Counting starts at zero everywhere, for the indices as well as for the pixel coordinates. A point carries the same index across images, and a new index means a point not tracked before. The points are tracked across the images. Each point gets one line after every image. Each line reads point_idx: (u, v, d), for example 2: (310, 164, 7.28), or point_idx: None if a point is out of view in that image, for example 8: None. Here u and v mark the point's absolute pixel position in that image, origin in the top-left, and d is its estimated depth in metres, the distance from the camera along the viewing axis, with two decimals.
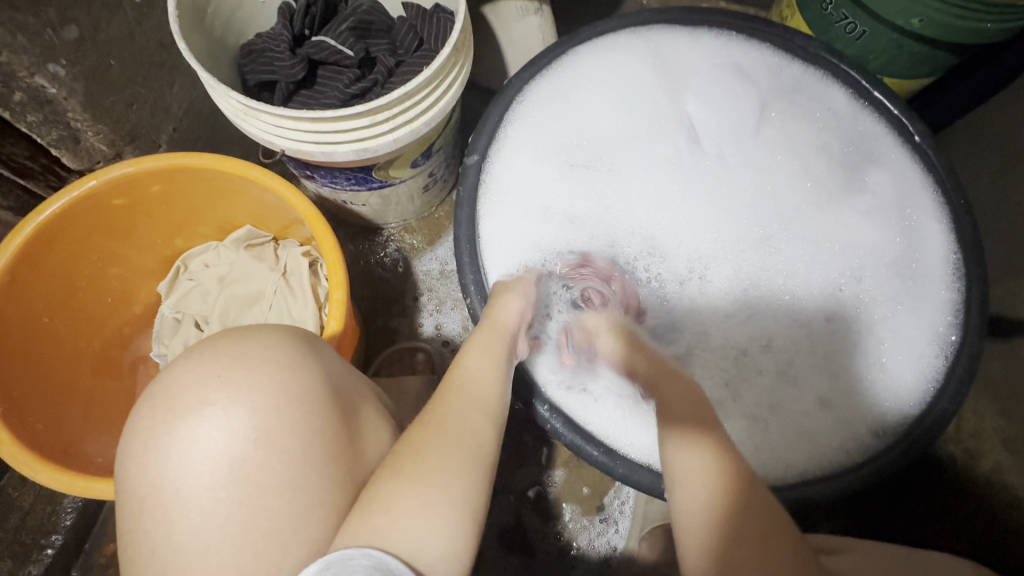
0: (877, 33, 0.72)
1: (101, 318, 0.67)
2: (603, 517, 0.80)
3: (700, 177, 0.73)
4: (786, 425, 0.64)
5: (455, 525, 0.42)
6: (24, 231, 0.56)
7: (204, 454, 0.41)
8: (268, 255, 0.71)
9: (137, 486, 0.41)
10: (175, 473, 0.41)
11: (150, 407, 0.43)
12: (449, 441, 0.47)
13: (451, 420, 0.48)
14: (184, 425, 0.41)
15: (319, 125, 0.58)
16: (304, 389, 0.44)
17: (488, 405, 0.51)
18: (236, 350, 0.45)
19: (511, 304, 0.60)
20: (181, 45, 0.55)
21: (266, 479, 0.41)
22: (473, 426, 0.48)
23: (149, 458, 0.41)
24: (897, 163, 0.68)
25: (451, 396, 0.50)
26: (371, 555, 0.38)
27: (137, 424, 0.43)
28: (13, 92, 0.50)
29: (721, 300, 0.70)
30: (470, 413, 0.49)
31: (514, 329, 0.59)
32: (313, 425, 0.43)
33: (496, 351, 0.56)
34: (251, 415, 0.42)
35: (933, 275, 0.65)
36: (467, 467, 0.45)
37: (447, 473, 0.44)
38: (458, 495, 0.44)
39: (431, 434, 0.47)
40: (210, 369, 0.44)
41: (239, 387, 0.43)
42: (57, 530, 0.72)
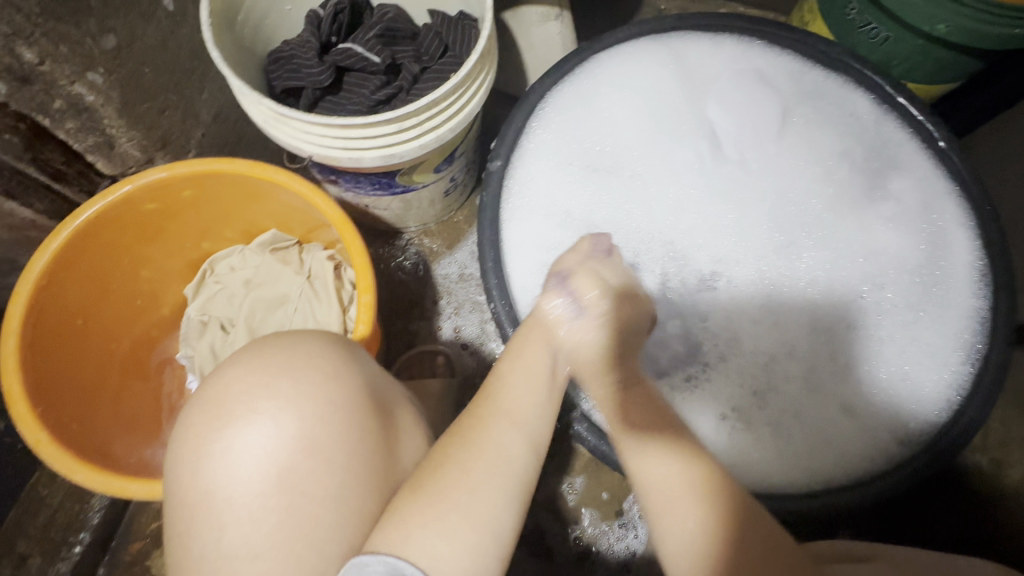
0: (900, 39, 0.72)
1: (131, 321, 0.68)
2: (622, 522, 0.80)
3: (720, 183, 0.73)
4: (810, 432, 0.64)
5: (477, 545, 0.42)
6: (60, 235, 0.57)
7: (251, 461, 0.41)
8: (293, 258, 0.72)
9: (186, 489, 0.42)
10: (225, 477, 0.41)
11: (192, 412, 0.44)
12: (474, 457, 0.46)
13: (478, 437, 0.48)
14: (225, 430, 0.42)
15: (349, 131, 0.58)
16: (348, 399, 0.45)
17: (520, 418, 0.50)
18: (283, 357, 0.45)
19: (557, 306, 0.60)
20: (214, 53, 0.56)
21: (310, 487, 0.42)
22: (501, 441, 0.48)
23: (190, 462, 0.42)
24: (918, 170, 0.69)
25: (480, 410, 0.50)
26: (387, 562, 0.39)
27: (188, 428, 0.44)
28: (53, 100, 0.52)
29: (744, 302, 0.69)
30: (501, 428, 0.49)
31: (558, 335, 0.59)
32: (357, 436, 0.44)
33: (533, 365, 0.55)
34: (299, 424, 0.43)
35: (959, 283, 0.65)
36: (490, 485, 0.44)
37: (467, 492, 0.43)
38: (478, 515, 0.43)
39: (460, 450, 0.46)
40: (247, 374, 0.44)
41: (286, 395, 0.43)
42: (85, 527, 0.73)
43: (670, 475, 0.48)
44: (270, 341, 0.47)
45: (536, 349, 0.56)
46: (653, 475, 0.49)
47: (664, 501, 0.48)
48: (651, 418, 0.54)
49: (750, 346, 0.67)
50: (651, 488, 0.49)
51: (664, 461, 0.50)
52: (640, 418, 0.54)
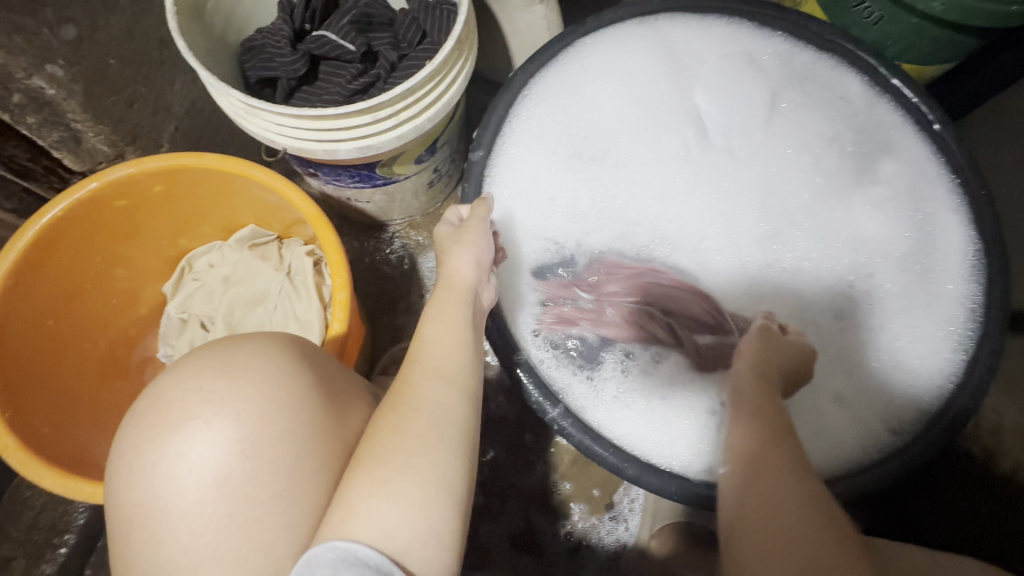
0: (895, 18, 0.70)
1: (106, 320, 0.67)
2: (612, 515, 0.79)
3: (708, 170, 0.71)
4: (800, 422, 0.63)
5: (427, 500, 0.41)
6: (26, 235, 0.55)
7: (191, 469, 0.40)
8: (272, 254, 0.70)
9: (126, 501, 0.41)
10: (163, 487, 0.40)
11: (134, 423, 0.43)
12: (408, 417, 0.44)
13: (410, 397, 0.45)
14: (171, 441, 0.41)
15: (320, 123, 0.57)
16: (293, 397, 0.44)
17: (451, 373, 0.48)
18: (219, 362, 0.44)
19: (463, 253, 0.54)
20: (179, 43, 0.54)
21: (257, 492, 0.41)
22: (434, 398, 0.45)
23: (136, 477, 0.41)
24: (911, 154, 0.67)
25: (411, 373, 0.47)
26: (337, 548, 0.38)
27: (126, 442, 0.42)
28: (12, 94, 0.50)
29: (723, 293, 0.68)
30: (431, 385, 0.46)
31: (472, 287, 0.53)
32: (303, 434, 0.43)
33: (450, 320, 0.51)
34: (237, 427, 0.42)
35: (950, 268, 0.64)
36: (433, 440, 0.43)
37: (406, 453, 0.42)
38: (420, 471, 0.41)
39: (397, 416, 0.44)
40: (193, 381, 0.43)
41: (220, 398, 0.42)
42: (70, 528, 0.72)
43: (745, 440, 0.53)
44: (245, 342, 0.46)
45: (454, 303, 0.52)
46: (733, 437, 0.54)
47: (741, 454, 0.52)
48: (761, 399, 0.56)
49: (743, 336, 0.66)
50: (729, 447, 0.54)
51: (744, 427, 0.54)
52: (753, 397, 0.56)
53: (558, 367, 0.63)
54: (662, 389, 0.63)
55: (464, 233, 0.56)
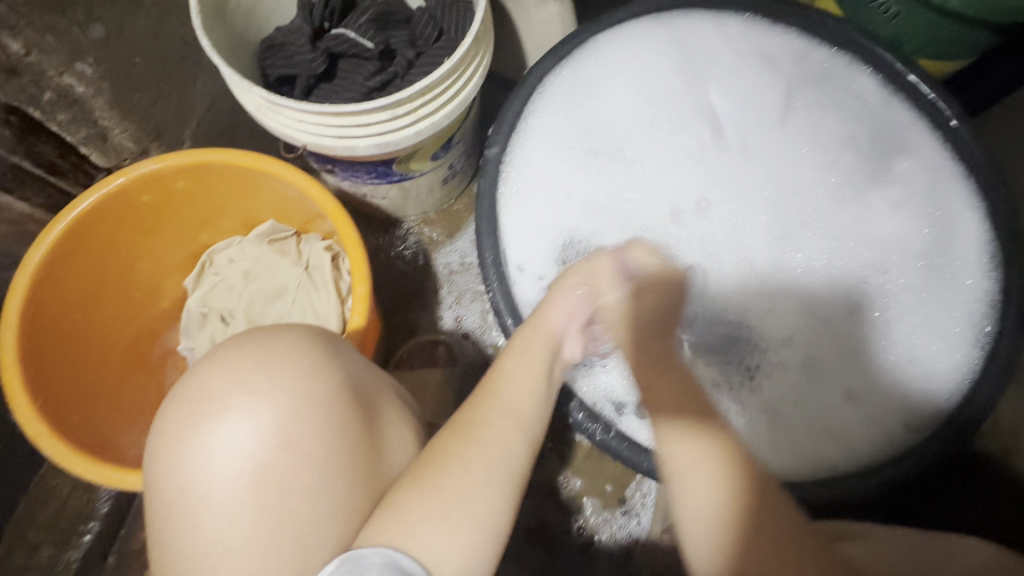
0: (912, 14, 0.70)
1: (130, 314, 0.68)
2: (625, 510, 0.80)
3: (723, 168, 0.71)
4: (814, 420, 0.63)
5: (474, 539, 0.43)
6: (56, 228, 0.57)
7: (227, 457, 0.41)
8: (290, 249, 0.71)
9: (164, 485, 0.42)
10: (200, 473, 0.41)
11: (171, 410, 0.44)
12: (476, 453, 0.47)
13: (482, 433, 0.48)
14: (207, 429, 0.42)
15: (341, 120, 0.58)
16: (328, 390, 0.45)
17: (522, 417, 0.51)
18: (256, 352, 0.45)
19: (559, 306, 0.58)
20: (204, 41, 0.55)
21: (290, 483, 0.42)
22: (503, 443, 0.48)
23: (173, 462, 0.42)
24: (929, 151, 0.67)
25: (485, 408, 0.50)
26: (383, 553, 0.41)
27: (165, 431, 0.43)
28: (43, 92, 0.52)
29: (737, 289, 0.68)
30: (502, 427, 0.49)
31: (558, 334, 0.57)
32: (337, 428, 0.44)
33: (533, 360, 0.54)
34: (267, 417, 0.43)
35: (967, 264, 0.63)
36: (491, 483, 0.46)
37: (471, 490, 0.45)
38: (475, 510, 0.44)
39: (466, 448, 0.47)
40: (232, 370, 0.44)
41: (259, 388, 0.43)
42: (94, 516, 0.74)
43: (694, 451, 0.48)
44: (269, 336, 0.47)
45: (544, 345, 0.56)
46: (684, 454, 0.48)
47: (690, 468, 0.48)
48: (685, 400, 0.52)
49: (759, 330, 0.66)
50: (678, 462, 0.48)
51: (689, 439, 0.49)
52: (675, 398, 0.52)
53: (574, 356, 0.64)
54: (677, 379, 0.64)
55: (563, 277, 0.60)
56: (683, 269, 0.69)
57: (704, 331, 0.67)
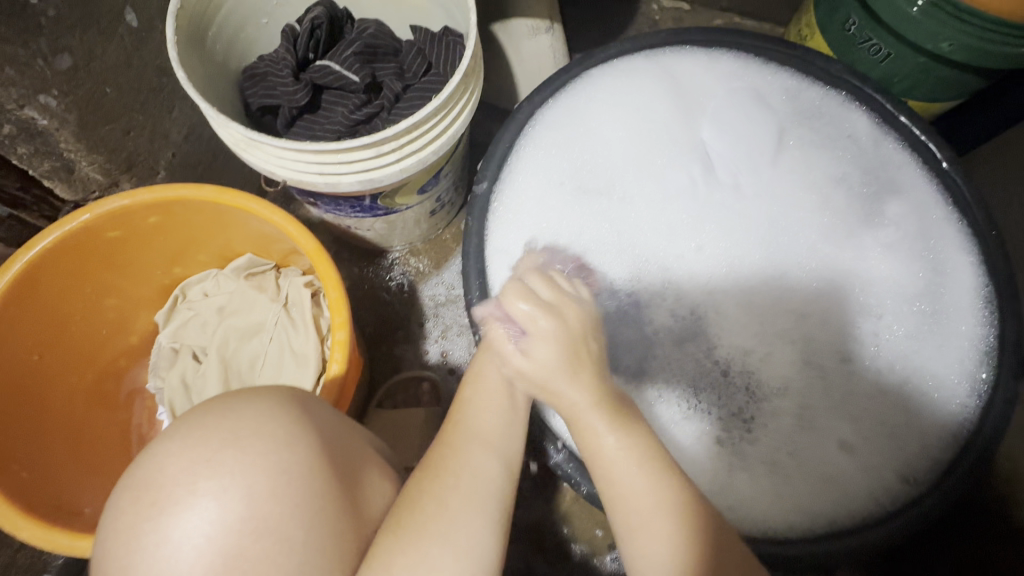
0: (902, 56, 0.72)
1: (94, 352, 0.64)
2: (614, 556, 0.77)
3: (715, 205, 0.70)
4: (809, 471, 0.61)
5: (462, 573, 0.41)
6: (13, 268, 0.53)
7: (180, 534, 0.38)
8: (269, 284, 0.69)
9: (117, 566, 0.38)
10: (152, 549, 0.38)
11: (130, 474, 0.41)
12: (448, 485, 0.44)
13: (452, 464, 0.46)
14: (164, 501, 0.38)
15: (323, 157, 0.55)
16: (308, 463, 0.41)
17: (493, 439, 0.48)
18: (225, 422, 0.41)
19: None
20: (178, 74, 0.52)
21: (255, 568, 0.38)
22: (476, 467, 0.46)
23: (125, 533, 0.38)
24: (919, 194, 0.66)
25: (452, 438, 0.48)
26: None
27: (120, 505, 0.39)
28: (2, 125, 0.48)
29: (739, 332, 0.66)
30: (473, 452, 0.47)
31: None
32: (315, 505, 0.41)
33: (495, 380, 0.51)
34: (237, 493, 0.39)
35: (960, 310, 0.62)
36: (474, 510, 0.44)
37: (460, 510, 0.43)
38: (472, 527, 0.43)
39: (436, 484, 0.44)
40: (199, 438, 0.41)
41: (225, 466, 0.39)
42: (48, 568, 0.70)
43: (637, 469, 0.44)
44: (238, 397, 0.44)
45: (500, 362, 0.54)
46: (623, 460, 0.45)
47: (634, 480, 0.44)
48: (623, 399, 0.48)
49: (763, 375, 0.64)
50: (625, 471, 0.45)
51: (635, 445, 0.46)
52: (616, 395, 0.48)
53: None
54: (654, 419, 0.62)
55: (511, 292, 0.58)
56: (677, 318, 0.67)
57: (696, 376, 0.65)
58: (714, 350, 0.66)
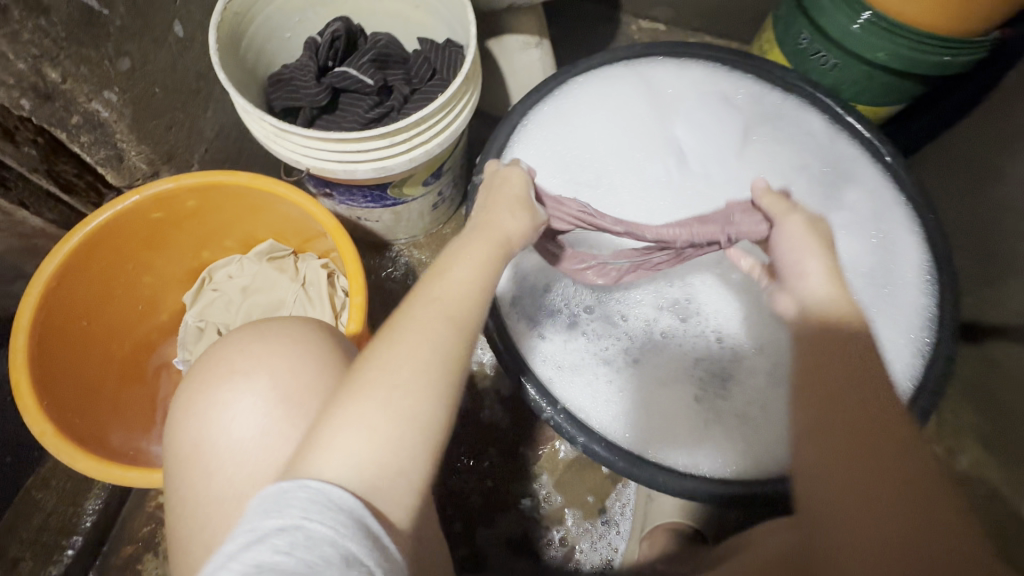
0: (847, 66, 0.83)
1: (131, 324, 0.71)
2: (605, 519, 0.83)
3: (688, 193, 0.79)
4: (777, 423, 0.68)
5: (398, 445, 0.39)
6: (71, 240, 0.60)
7: (229, 413, 0.44)
8: (288, 266, 0.76)
9: (178, 451, 0.45)
10: (208, 429, 0.44)
11: (186, 381, 0.47)
12: (397, 354, 0.42)
13: (401, 334, 0.43)
14: (214, 390, 0.45)
15: (343, 145, 0.64)
16: (321, 354, 0.47)
17: (456, 317, 0.45)
18: (256, 329, 0.48)
19: (506, 207, 0.54)
20: (221, 75, 0.61)
21: (286, 433, 0.43)
22: (430, 341, 0.43)
23: (187, 423, 0.45)
24: (868, 182, 0.76)
25: (415, 307, 0.44)
26: (310, 487, 0.35)
27: (182, 407, 0.46)
28: (71, 116, 0.56)
29: (717, 303, 0.73)
30: (431, 324, 0.43)
31: (509, 237, 0.52)
32: (328, 381, 0.45)
33: (476, 259, 0.49)
34: (271, 380, 0.45)
35: (907, 283, 0.71)
36: (423, 386, 0.41)
37: (390, 396, 0.40)
38: (399, 408, 0.40)
39: (387, 352, 0.42)
40: (238, 340, 0.47)
41: (260, 357, 0.46)
42: (78, 531, 0.75)
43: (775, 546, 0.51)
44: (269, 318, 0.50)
45: (485, 251, 0.50)
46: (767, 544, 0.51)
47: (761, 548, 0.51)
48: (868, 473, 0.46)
49: (737, 339, 0.71)
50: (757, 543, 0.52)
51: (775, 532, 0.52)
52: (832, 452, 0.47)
53: (559, 371, 0.68)
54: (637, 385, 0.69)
55: (508, 181, 0.57)
56: (666, 301, 0.73)
57: (677, 342, 0.71)
58: (693, 318, 0.73)
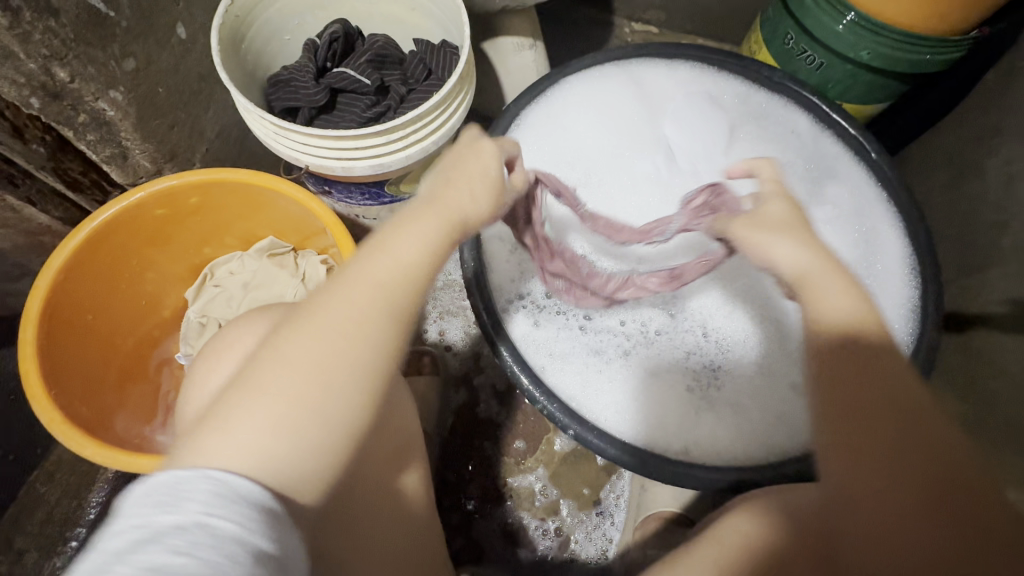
0: (832, 65, 0.85)
1: (135, 318, 0.73)
2: (600, 511, 0.85)
3: (677, 190, 0.81)
4: (769, 412, 0.68)
5: (308, 435, 0.37)
6: (79, 235, 0.62)
7: None
8: (288, 262, 0.78)
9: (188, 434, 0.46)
10: None
11: (204, 372, 0.49)
12: (315, 338, 0.38)
13: (320, 315, 0.39)
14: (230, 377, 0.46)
15: (341, 142, 0.66)
16: None
17: (384, 297, 0.41)
18: (271, 321, 0.49)
19: (463, 169, 0.47)
20: (223, 75, 0.63)
21: None
22: (349, 324, 0.39)
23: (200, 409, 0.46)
24: (853, 178, 0.78)
25: (336, 287, 0.40)
26: (214, 479, 0.33)
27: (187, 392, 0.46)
28: (78, 114, 0.58)
29: (705, 293, 0.74)
30: (353, 306, 0.40)
31: (466, 206, 0.45)
32: None
33: (420, 228, 0.43)
34: None
35: (890, 275, 0.73)
36: (340, 375, 0.38)
37: (298, 383, 0.37)
38: (306, 396, 0.37)
39: (298, 336, 0.38)
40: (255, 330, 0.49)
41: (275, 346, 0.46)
42: (81, 523, 0.75)
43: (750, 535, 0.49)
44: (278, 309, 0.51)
45: (432, 214, 0.44)
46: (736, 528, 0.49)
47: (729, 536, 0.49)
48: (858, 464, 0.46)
49: (727, 330, 0.72)
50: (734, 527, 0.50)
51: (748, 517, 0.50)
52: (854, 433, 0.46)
53: (552, 366, 0.70)
54: (625, 379, 0.70)
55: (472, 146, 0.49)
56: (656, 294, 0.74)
57: (675, 336, 0.73)
58: (684, 311, 0.73)
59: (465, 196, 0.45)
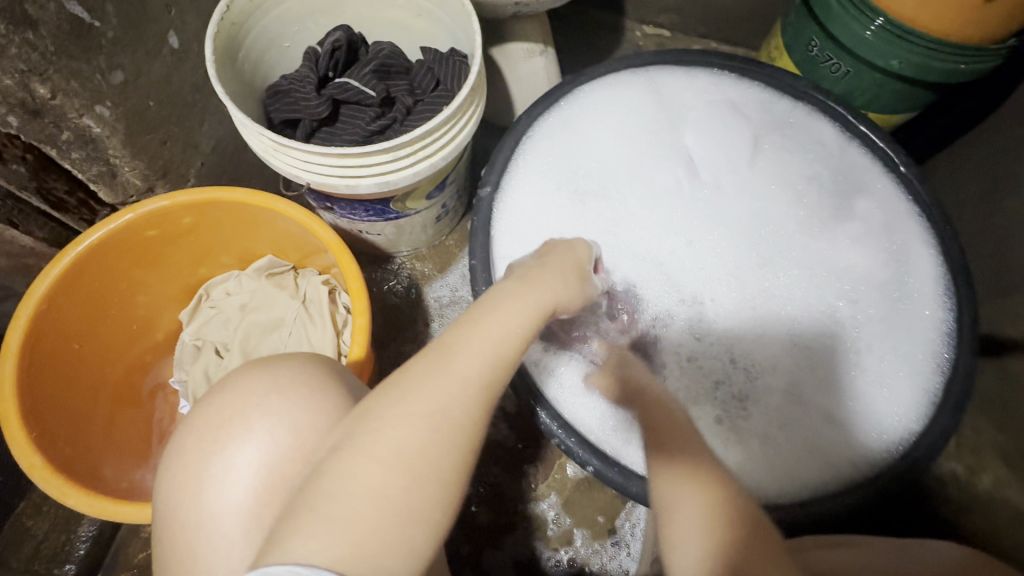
0: (859, 73, 0.81)
1: (125, 343, 0.69)
2: (615, 540, 0.81)
3: (697, 205, 0.77)
4: (797, 442, 0.66)
5: (405, 531, 0.33)
6: (63, 260, 0.58)
7: (236, 468, 0.40)
8: (288, 283, 0.74)
9: (170, 492, 0.41)
10: (209, 478, 0.40)
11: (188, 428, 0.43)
12: (409, 421, 0.36)
13: (415, 399, 0.37)
14: (226, 441, 0.41)
15: (346, 160, 0.62)
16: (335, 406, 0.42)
17: (475, 378, 0.39)
18: (270, 373, 0.44)
19: (553, 263, 0.51)
20: (217, 88, 0.59)
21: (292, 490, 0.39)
22: (444, 406, 0.37)
23: (186, 470, 0.41)
24: (882, 193, 0.74)
25: (431, 367, 0.38)
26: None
27: (179, 455, 0.42)
28: (62, 132, 0.54)
29: (732, 322, 0.71)
30: (447, 388, 0.38)
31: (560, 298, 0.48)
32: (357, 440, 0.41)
33: (511, 310, 0.44)
34: (290, 432, 0.41)
35: (925, 297, 0.69)
36: (433, 463, 0.35)
37: (402, 466, 0.34)
38: (404, 488, 0.34)
39: (393, 421, 0.36)
40: (254, 385, 0.43)
41: (278, 407, 0.42)
42: (71, 558, 0.73)
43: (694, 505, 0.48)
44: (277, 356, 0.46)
45: (526, 298, 0.45)
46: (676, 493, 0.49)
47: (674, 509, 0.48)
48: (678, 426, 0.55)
49: (754, 356, 0.70)
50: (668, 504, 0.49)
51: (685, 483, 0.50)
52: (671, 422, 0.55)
53: (578, 402, 0.66)
54: None
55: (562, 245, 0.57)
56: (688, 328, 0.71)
57: (702, 363, 0.69)
58: (708, 338, 0.70)
59: (560, 284, 0.49)
